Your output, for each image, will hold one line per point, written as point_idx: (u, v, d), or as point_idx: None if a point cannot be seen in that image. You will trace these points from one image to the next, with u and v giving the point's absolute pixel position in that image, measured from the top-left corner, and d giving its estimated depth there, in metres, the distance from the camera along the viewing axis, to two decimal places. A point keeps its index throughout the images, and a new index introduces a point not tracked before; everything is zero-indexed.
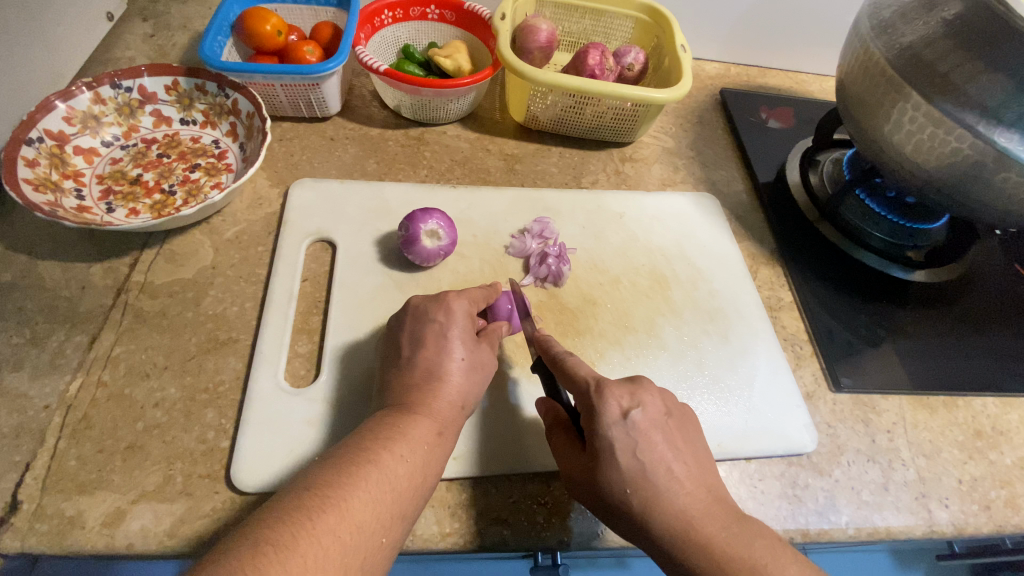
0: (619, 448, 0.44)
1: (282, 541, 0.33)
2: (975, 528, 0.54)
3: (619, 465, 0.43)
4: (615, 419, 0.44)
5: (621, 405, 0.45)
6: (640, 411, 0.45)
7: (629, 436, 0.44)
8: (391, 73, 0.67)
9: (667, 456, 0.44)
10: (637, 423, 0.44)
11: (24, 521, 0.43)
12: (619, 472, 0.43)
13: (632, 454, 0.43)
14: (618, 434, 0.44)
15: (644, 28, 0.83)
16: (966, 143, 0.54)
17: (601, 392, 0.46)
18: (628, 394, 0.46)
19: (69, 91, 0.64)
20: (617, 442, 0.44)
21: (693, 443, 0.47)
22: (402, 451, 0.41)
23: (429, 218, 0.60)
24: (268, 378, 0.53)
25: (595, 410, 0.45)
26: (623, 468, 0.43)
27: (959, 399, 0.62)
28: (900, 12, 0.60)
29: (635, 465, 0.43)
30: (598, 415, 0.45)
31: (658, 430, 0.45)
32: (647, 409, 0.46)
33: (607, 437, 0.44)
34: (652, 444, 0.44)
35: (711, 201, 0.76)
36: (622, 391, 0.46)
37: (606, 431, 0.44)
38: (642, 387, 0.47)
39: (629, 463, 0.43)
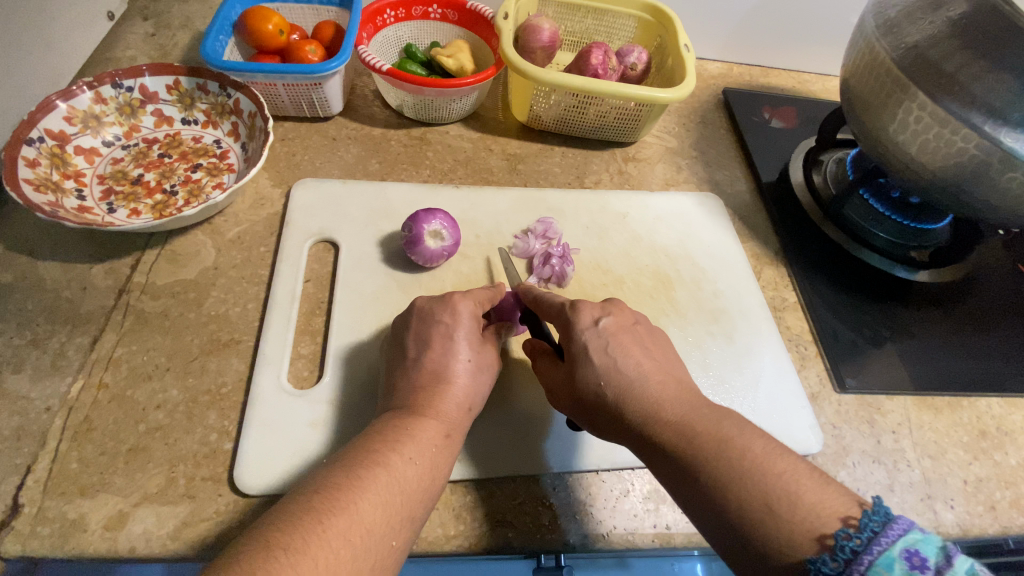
0: (592, 348, 0.46)
1: (293, 544, 0.32)
2: (980, 529, 0.54)
3: (592, 363, 0.45)
4: (587, 325, 0.47)
5: (592, 314, 0.48)
6: (610, 318, 0.48)
7: (601, 338, 0.46)
8: (394, 72, 0.67)
9: (637, 353, 0.46)
10: (608, 327, 0.47)
11: (26, 524, 0.43)
12: (593, 368, 0.45)
13: (604, 352, 0.45)
14: (591, 337, 0.46)
15: (647, 28, 0.82)
16: (972, 143, 0.53)
17: (574, 305, 0.48)
18: (600, 307, 0.49)
19: (69, 91, 0.63)
20: (590, 343, 0.46)
21: (667, 351, 0.49)
22: (410, 453, 0.41)
23: (432, 218, 0.60)
24: (271, 379, 0.52)
25: (569, 321, 0.48)
26: (597, 364, 0.45)
27: (964, 400, 0.62)
28: (905, 11, 0.60)
29: (607, 360, 0.45)
30: (571, 322, 0.47)
31: (627, 334, 0.47)
32: (617, 317, 0.48)
33: (581, 339, 0.46)
34: (623, 345, 0.46)
35: (714, 201, 0.76)
36: (594, 304, 0.49)
37: (579, 334, 0.46)
38: (613, 303, 0.50)
39: (602, 359, 0.45)
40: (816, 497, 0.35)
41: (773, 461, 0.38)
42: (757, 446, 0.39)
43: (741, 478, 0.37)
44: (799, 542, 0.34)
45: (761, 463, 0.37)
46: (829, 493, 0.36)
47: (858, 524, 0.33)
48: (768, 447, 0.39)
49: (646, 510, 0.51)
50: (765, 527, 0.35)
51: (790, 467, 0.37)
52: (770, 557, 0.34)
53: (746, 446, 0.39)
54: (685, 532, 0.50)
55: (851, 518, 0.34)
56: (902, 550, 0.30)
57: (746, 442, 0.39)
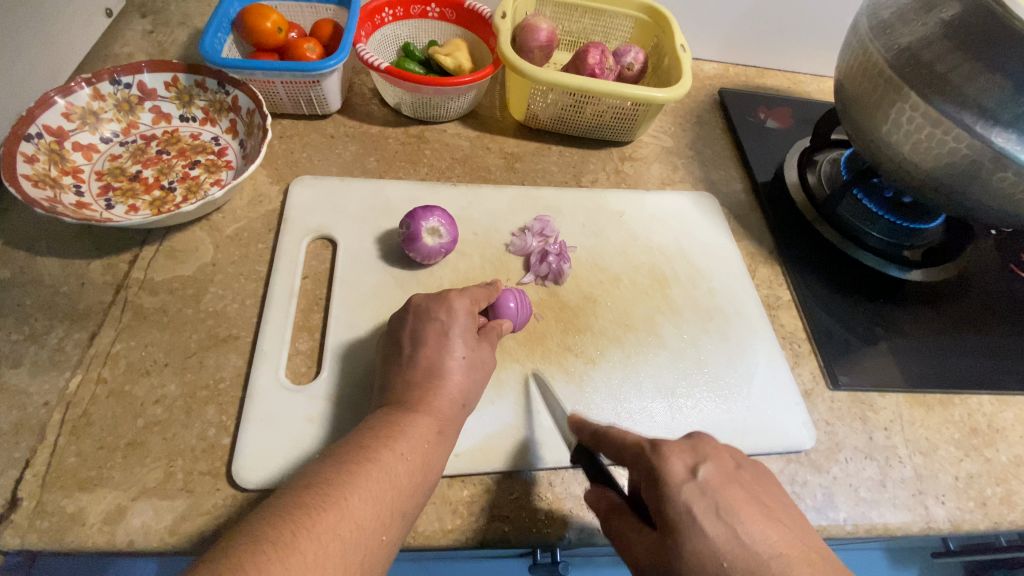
0: (700, 513, 0.36)
1: (282, 539, 0.33)
2: (971, 524, 0.54)
3: (705, 537, 0.35)
4: (682, 478, 0.38)
5: (684, 462, 0.39)
6: (708, 465, 0.39)
7: (707, 497, 0.37)
8: (392, 71, 0.67)
9: (757, 518, 0.37)
10: (710, 479, 0.38)
11: (24, 518, 0.43)
12: (707, 546, 0.35)
13: (717, 518, 0.36)
14: (692, 495, 0.37)
15: (644, 28, 0.83)
16: (964, 143, 0.54)
17: (658, 449, 0.39)
18: (690, 449, 0.40)
19: (69, 87, 0.63)
20: (695, 505, 0.36)
21: (784, 504, 0.40)
22: (401, 450, 0.41)
23: (430, 216, 0.60)
24: (269, 374, 0.53)
25: (658, 475, 0.38)
26: (712, 538, 0.35)
27: (956, 397, 0.63)
28: (899, 13, 0.60)
29: (724, 531, 0.36)
30: (663, 477, 0.38)
31: (737, 487, 0.38)
32: (716, 463, 0.39)
33: (681, 500, 0.37)
34: (735, 505, 0.37)
35: (709, 199, 0.77)
36: (681, 446, 0.40)
37: (678, 494, 0.37)
38: (702, 442, 0.41)
39: (718, 531, 0.36)
40: None
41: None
42: None
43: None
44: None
45: None
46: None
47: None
48: None
49: None
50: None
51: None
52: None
53: None
54: None
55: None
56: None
57: None
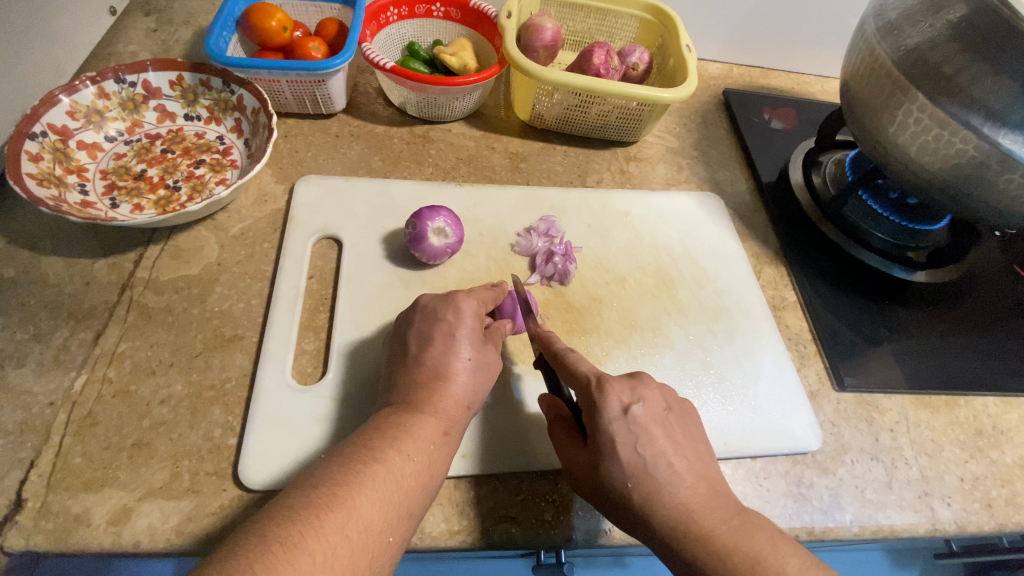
0: (620, 443, 0.44)
1: (290, 539, 0.33)
2: (977, 526, 0.54)
3: (619, 460, 0.43)
4: (616, 414, 0.44)
5: (621, 400, 0.45)
6: (640, 406, 0.45)
7: (629, 431, 0.44)
8: (398, 71, 0.67)
9: (667, 451, 0.44)
10: (638, 418, 0.44)
11: (29, 519, 0.43)
12: (619, 467, 0.43)
13: (633, 450, 0.43)
14: (619, 429, 0.44)
15: (649, 28, 0.83)
16: (971, 145, 0.54)
17: (602, 388, 0.45)
18: (629, 390, 0.46)
19: (73, 85, 0.63)
20: (618, 437, 0.44)
21: (696, 438, 0.47)
22: (408, 450, 0.41)
23: (436, 216, 0.60)
24: (275, 374, 0.52)
25: (597, 408, 0.45)
26: (624, 462, 0.43)
27: (961, 399, 0.63)
28: (906, 14, 0.60)
29: (637, 459, 0.43)
30: (599, 410, 0.45)
31: (658, 425, 0.45)
32: (648, 404, 0.46)
33: (609, 432, 0.44)
34: (652, 438, 0.44)
35: (714, 200, 0.77)
36: (622, 387, 0.46)
37: (608, 427, 0.44)
38: (642, 383, 0.48)
39: (631, 458, 0.43)
40: None
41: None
42: (792, 564, 0.39)
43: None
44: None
45: None
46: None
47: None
48: (804, 565, 0.40)
49: None
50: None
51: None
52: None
53: (782, 566, 0.39)
54: None
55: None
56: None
57: (781, 561, 0.39)
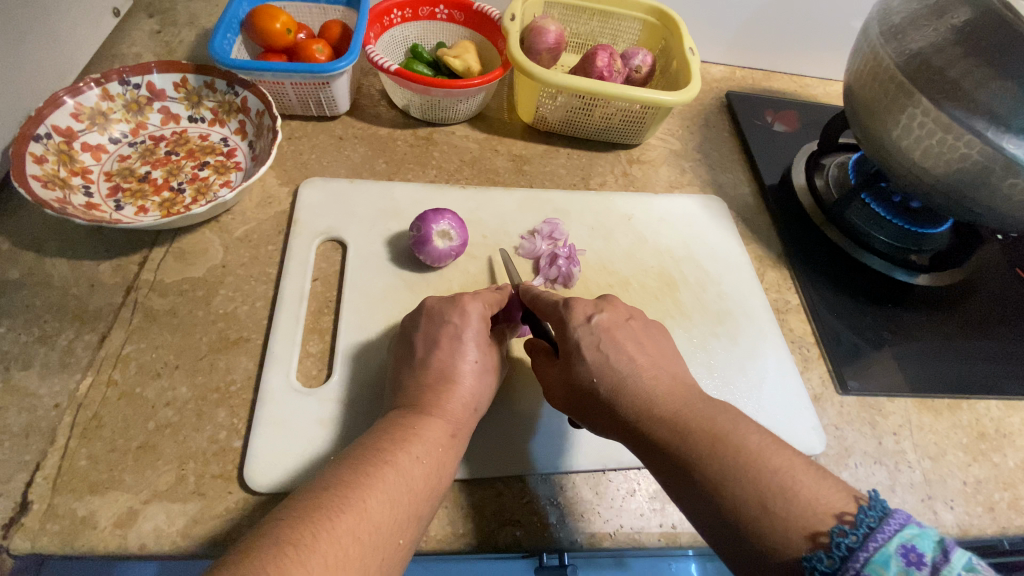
0: (585, 345, 0.46)
1: (302, 540, 0.33)
2: (979, 529, 0.54)
3: (584, 360, 0.46)
4: (580, 322, 0.47)
5: (585, 311, 0.48)
6: (603, 314, 0.48)
7: (593, 335, 0.47)
8: (403, 73, 0.67)
9: (630, 349, 0.46)
10: (601, 323, 0.47)
11: (35, 521, 0.43)
12: (585, 365, 0.45)
13: (596, 349, 0.46)
14: (583, 333, 0.47)
15: (652, 31, 0.83)
16: (975, 149, 0.54)
17: (567, 303, 0.49)
18: (593, 304, 0.49)
19: (77, 87, 0.63)
20: (583, 339, 0.46)
21: (662, 345, 0.49)
22: (417, 453, 0.41)
23: (441, 219, 0.60)
24: (281, 377, 0.52)
25: (563, 319, 0.48)
26: (590, 360, 0.45)
27: (964, 403, 0.63)
28: (910, 18, 0.60)
29: (600, 357, 0.45)
30: (565, 321, 0.48)
31: (621, 330, 0.47)
32: (611, 313, 0.49)
33: (574, 337, 0.47)
34: (615, 340, 0.46)
35: (718, 203, 0.77)
36: (587, 302, 0.49)
37: (573, 333, 0.47)
38: (607, 302, 0.50)
39: (595, 355, 0.45)
40: (812, 494, 0.35)
41: (769, 455, 0.38)
42: (753, 441, 0.39)
43: (735, 477, 0.37)
44: (793, 541, 0.34)
45: (761, 458, 0.37)
46: (825, 488, 0.36)
47: (853, 521, 0.33)
48: (766, 442, 0.39)
49: (652, 509, 0.51)
50: (760, 525, 0.35)
51: (785, 463, 0.37)
52: (766, 555, 0.34)
53: (742, 443, 0.39)
54: (691, 532, 0.50)
55: (846, 513, 0.34)
56: (900, 547, 0.31)
57: (742, 438, 0.39)
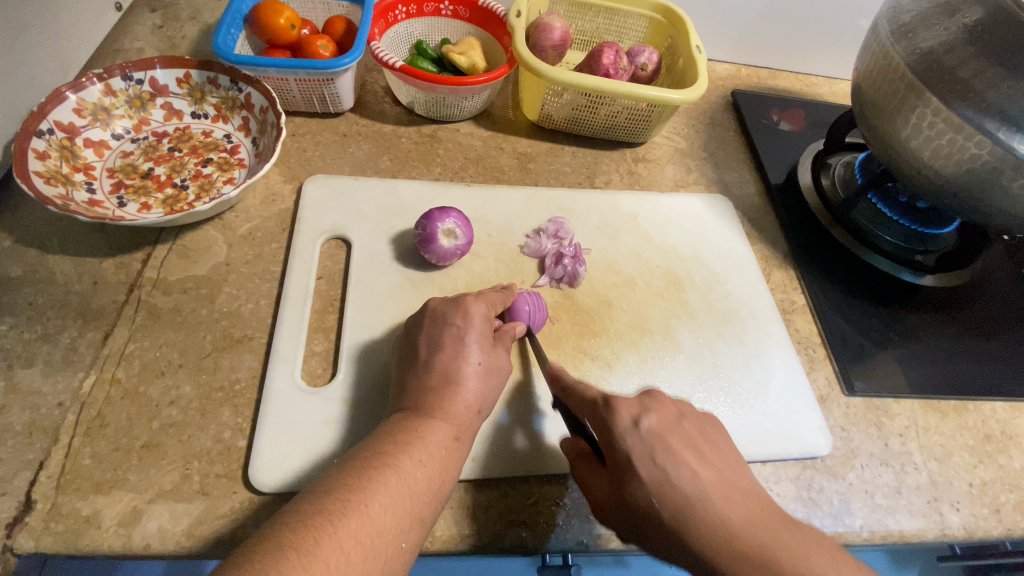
0: (637, 457, 0.42)
1: (305, 545, 0.32)
2: (985, 532, 0.54)
3: (638, 475, 0.42)
4: (628, 428, 0.44)
5: (630, 413, 0.44)
6: (651, 417, 0.44)
7: (645, 444, 0.43)
8: (408, 70, 0.67)
9: (691, 462, 0.42)
10: (651, 429, 0.44)
11: (39, 521, 0.43)
12: (642, 483, 0.41)
13: (652, 462, 0.42)
14: (634, 443, 0.43)
15: (658, 28, 0.82)
16: (986, 150, 0.54)
17: (609, 403, 0.45)
18: (637, 403, 0.46)
19: (80, 82, 0.62)
20: (634, 450, 0.42)
21: (720, 448, 0.45)
22: (420, 455, 0.41)
23: (446, 217, 0.60)
24: (285, 376, 0.52)
25: (607, 424, 0.44)
26: (645, 477, 0.41)
27: (970, 404, 0.63)
28: (920, 16, 0.59)
29: (657, 473, 0.41)
30: (610, 427, 0.44)
31: (674, 435, 0.44)
32: (659, 414, 0.45)
33: (624, 447, 0.43)
34: (670, 449, 0.43)
35: (723, 202, 0.76)
36: (631, 401, 0.45)
37: (622, 442, 0.43)
38: (651, 397, 0.47)
39: (651, 471, 0.41)
40: None
41: None
42: None
43: None
44: None
45: None
46: None
47: None
48: None
49: None
50: None
51: None
52: None
53: None
54: None
55: None
56: None
57: None
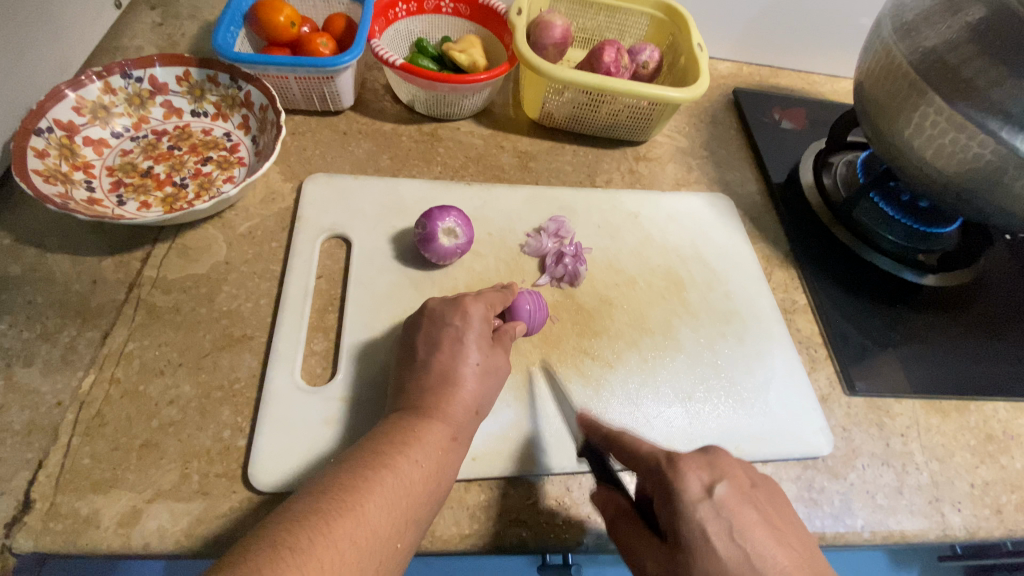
0: (713, 532, 0.35)
1: (299, 545, 0.32)
2: (986, 532, 0.54)
3: (714, 555, 0.34)
4: (699, 496, 0.36)
5: (702, 479, 0.37)
6: (724, 483, 0.37)
7: (721, 516, 0.36)
8: (408, 68, 0.66)
9: (770, 542, 0.36)
10: (726, 499, 0.36)
11: (38, 521, 0.43)
12: (717, 564, 0.34)
13: (729, 540, 0.35)
14: (707, 516, 0.36)
15: (659, 26, 0.82)
16: (989, 149, 0.53)
17: (674, 464, 0.38)
18: (708, 465, 0.38)
19: (79, 80, 0.62)
20: (709, 526, 0.35)
21: (793, 521, 0.39)
22: (417, 456, 0.41)
23: (446, 216, 0.59)
24: (284, 375, 0.52)
25: (671, 487, 0.37)
26: (724, 558, 0.34)
27: (971, 404, 0.62)
28: (924, 15, 0.59)
29: (736, 555, 0.35)
30: (677, 493, 0.37)
31: (749, 506, 0.37)
32: (731, 479, 0.38)
33: (696, 521, 0.35)
34: (748, 527, 0.36)
35: (725, 201, 0.76)
36: (698, 461, 0.39)
37: (693, 514, 0.36)
38: (719, 456, 0.39)
39: (729, 551, 0.35)
40: None
41: None
42: None
43: None
44: None
45: None
46: None
47: None
48: None
49: None
50: None
51: None
52: None
53: None
54: None
55: None
56: None
57: None
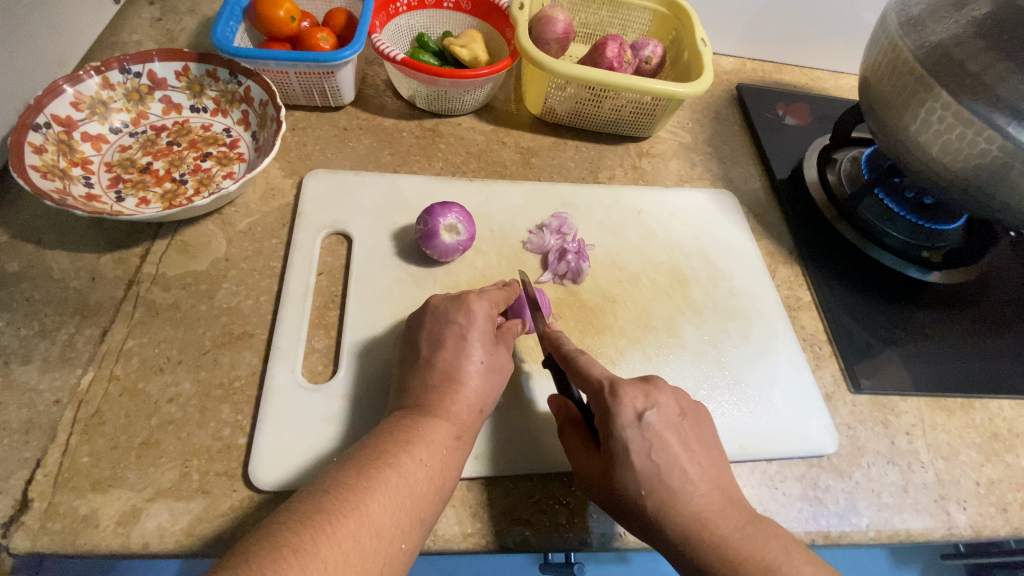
0: (634, 450, 0.43)
1: (303, 545, 0.32)
2: (991, 531, 0.54)
3: (632, 468, 0.42)
4: (629, 421, 0.43)
5: (635, 406, 0.44)
6: (654, 412, 0.44)
7: (644, 438, 0.43)
8: (409, 62, 0.65)
9: (681, 458, 0.43)
10: (652, 424, 0.43)
11: (36, 520, 0.42)
12: (633, 475, 0.42)
13: (647, 457, 0.42)
14: (633, 437, 0.43)
15: (662, 21, 0.81)
16: (995, 144, 0.53)
17: (615, 393, 0.44)
18: (643, 394, 0.45)
19: (77, 75, 0.62)
20: (632, 444, 0.43)
21: (709, 443, 0.46)
22: (421, 455, 0.40)
23: (448, 213, 0.59)
24: (285, 372, 0.52)
25: (609, 411, 0.44)
26: (639, 470, 0.42)
27: (976, 402, 0.62)
28: (930, 9, 0.59)
29: (650, 467, 0.42)
30: (613, 416, 0.43)
31: (672, 431, 0.44)
32: (661, 408, 0.44)
33: (622, 438, 0.43)
34: (666, 445, 0.43)
35: (729, 197, 0.75)
36: (636, 391, 0.45)
37: (621, 433, 0.43)
38: (656, 387, 0.46)
39: (644, 465, 0.42)
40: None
41: None
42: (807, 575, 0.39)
43: None
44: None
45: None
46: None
47: None
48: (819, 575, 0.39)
49: None
50: None
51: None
52: None
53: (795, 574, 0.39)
54: None
55: None
56: None
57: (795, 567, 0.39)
